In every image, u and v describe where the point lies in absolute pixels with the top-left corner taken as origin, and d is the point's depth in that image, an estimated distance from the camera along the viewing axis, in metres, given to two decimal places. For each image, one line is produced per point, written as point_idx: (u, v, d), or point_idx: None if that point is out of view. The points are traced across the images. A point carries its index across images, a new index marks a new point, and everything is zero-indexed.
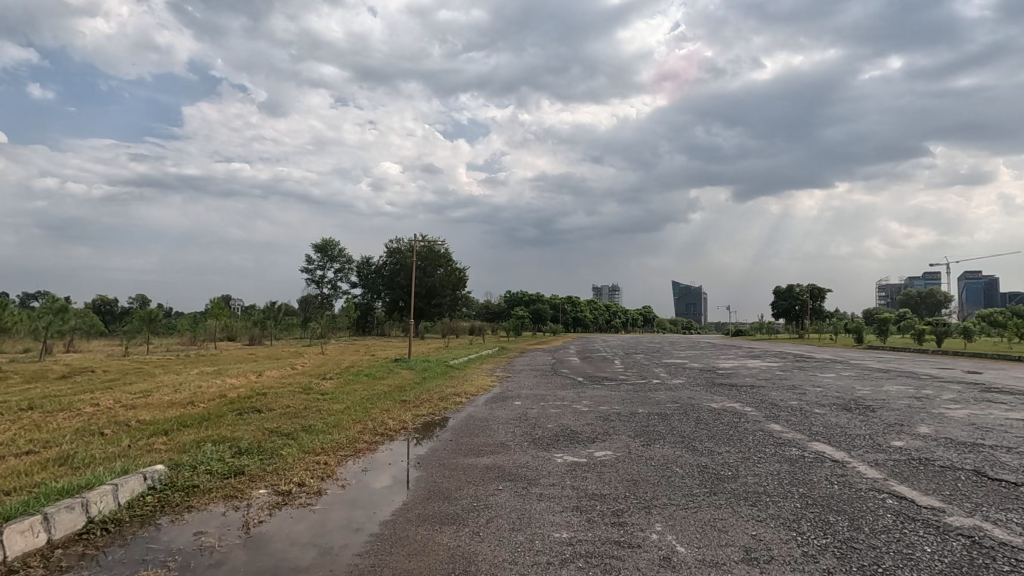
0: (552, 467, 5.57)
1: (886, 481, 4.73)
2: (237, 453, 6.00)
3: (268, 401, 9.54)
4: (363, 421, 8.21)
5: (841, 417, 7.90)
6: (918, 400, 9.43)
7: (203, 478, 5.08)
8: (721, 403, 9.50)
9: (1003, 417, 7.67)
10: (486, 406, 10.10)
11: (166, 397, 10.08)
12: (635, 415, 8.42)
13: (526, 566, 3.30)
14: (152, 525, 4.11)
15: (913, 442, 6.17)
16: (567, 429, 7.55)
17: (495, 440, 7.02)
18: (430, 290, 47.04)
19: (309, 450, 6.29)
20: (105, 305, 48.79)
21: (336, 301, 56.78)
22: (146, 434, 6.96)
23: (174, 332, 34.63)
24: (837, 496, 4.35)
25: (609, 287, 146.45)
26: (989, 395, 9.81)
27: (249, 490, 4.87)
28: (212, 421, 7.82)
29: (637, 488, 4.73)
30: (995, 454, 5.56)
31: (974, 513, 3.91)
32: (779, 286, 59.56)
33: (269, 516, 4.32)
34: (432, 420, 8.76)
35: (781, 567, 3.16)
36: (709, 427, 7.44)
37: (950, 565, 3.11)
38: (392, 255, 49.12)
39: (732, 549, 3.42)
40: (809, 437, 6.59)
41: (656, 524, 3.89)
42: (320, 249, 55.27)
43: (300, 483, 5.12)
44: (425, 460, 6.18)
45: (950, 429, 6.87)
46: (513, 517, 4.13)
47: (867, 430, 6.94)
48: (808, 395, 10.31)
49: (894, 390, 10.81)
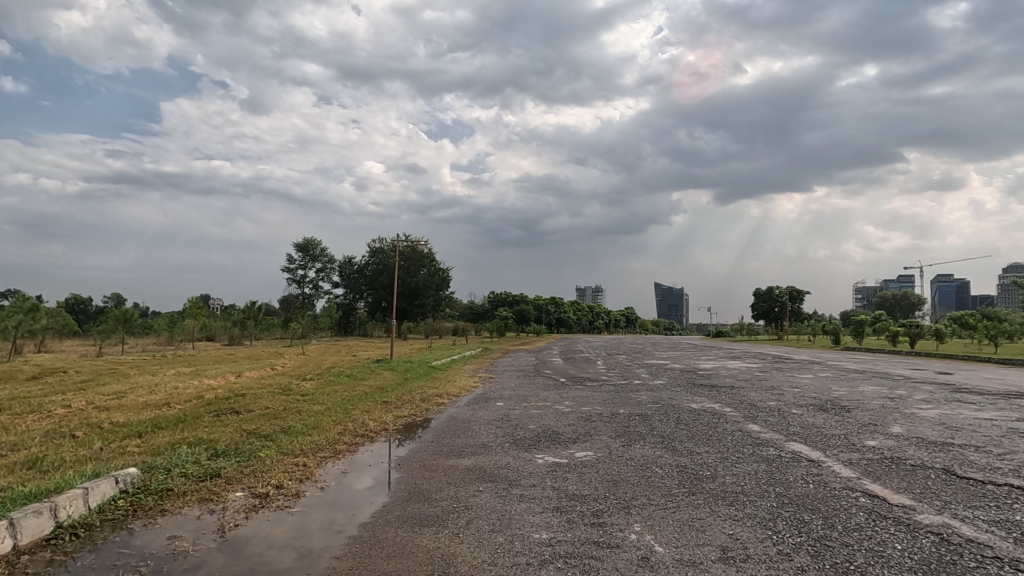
0: (532, 467, 5.60)
1: (859, 480, 4.81)
2: (213, 454, 5.92)
3: (246, 402, 9.48)
4: (343, 421, 8.19)
5: (817, 417, 8.07)
6: (891, 400, 9.72)
7: (178, 481, 4.99)
8: (701, 403, 9.67)
9: (973, 417, 7.90)
10: (469, 406, 10.19)
11: (141, 398, 9.88)
12: (617, 416, 8.54)
13: (505, 567, 3.30)
14: (124, 530, 4.02)
15: (886, 442, 6.29)
16: (549, 429, 7.61)
17: (477, 441, 7.05)
18: (412, 290, 46.95)
19: (289, 451, 6.23)
20: (79, 304, 47.78)
21: (317, 301, 56.34)
22: (119, 436, 6.79)
23: (150, 332, 34.04)
24: (812, 496, 4.42)
25: (592, 288, 147.32)
26: (959, 395, 10.14)
27: (225, 493, 4.79)
28: (188, 423, 7.66)
29: (617, 488, 4.77)
30: (964, 453, 5.71)
31: (944, 510, 4.01)
32: (759, 289, 60.73)
33: (245, 519, 4.24)
34: (413, 420, 8.79)
35: (756, 566, 3.20)
36: (689, 427, 7.55)
37: (919, 562, 3.19)
38: (375, 256, 48.94)
39: (709, 548, 3.46)
40: (785, 437, 6.70)
41: (635, 524, 3.92)
42: (302, 249, 54.64)
43: (278, 485, 5.05)
44: (406, 461, 6.16)
45: (921, 429, 7.04)
46: (493, 518, 4.14)
47: (842, 429, 7.09)
48: (784, 395, 10.60)
49: (868, 390, 11.13)
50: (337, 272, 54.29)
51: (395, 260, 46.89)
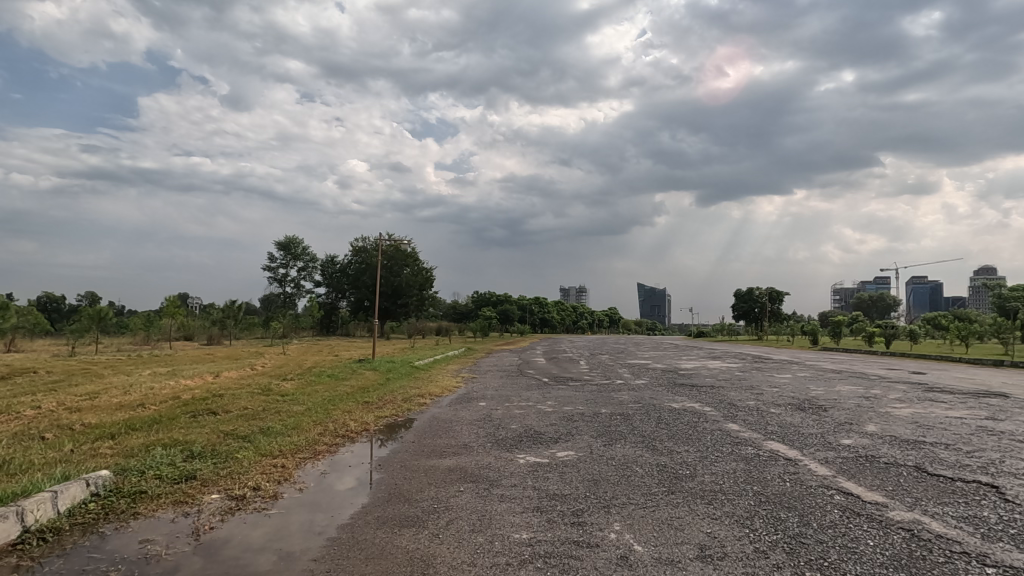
0: (514, 467, 5.59)
1: (835, 478, 4.91)
2: (189, 456, 5.80)
3: (224, 402, 9.33)
4: (324, 422, 8.09)
5: (795, 417, 8.17)
6: (867, 399, 9.86)
7: (151, 484, 4.88)
8: (681, 403, 9.72)
9: (945, 416, 8.06)
10: (451, 406, 10.14)
11: (115, 399, 9.71)
12: (599, 416, 8.55)
13: (485, 567, 3.29)
14: (95, 533, 3.94)
15: (861, 441, 6.41)
16: (531, 429, 7.61)
17: (459, 441, 7.03)
18: (396, 290, 46.66)
19: (267, 452, 6.13)
20: (51, 302, 46.70)
21: (299, 300, 55.68)
22: (91, 438, 6.65)
23: (125, 332, 33.28)
24: (788, 493, 4.49)
25: (576, 287, 147.97)
26: (932, 395, 10.36)
27: (200, 495, 4.71)
28: (164, 424, 7.53)
29: (598, 488, 4.77)
30: (936, 450, 5.85)
31: (915, 507, 4.11)
32: (740, 290, 61.58)
33: (220, 522, 4.18)
34: (395, 421, 8.73)
35: (733, 564, 3.23)
36: (669, 427, 7.58)
37: (891, 558, 3.25)
38: (358, 255, 48.46)
39: (687, 546, 3.49)
40: (764, 436, 6.77)
41: (615, 522, 3.95)
42: (283, 248, 53.92)
43: (255, 487, 4.97)
44: (387, 462, 6.13)
45: (894, 428, 7.18)
46: (473, 518, 4.13)
47: (818, 429, 7.18)
48: (764, 394, 10.69)
49: (845, 390, 11.28)
50: (319, 271, 53.70)
51: (378, 259, 46.51)
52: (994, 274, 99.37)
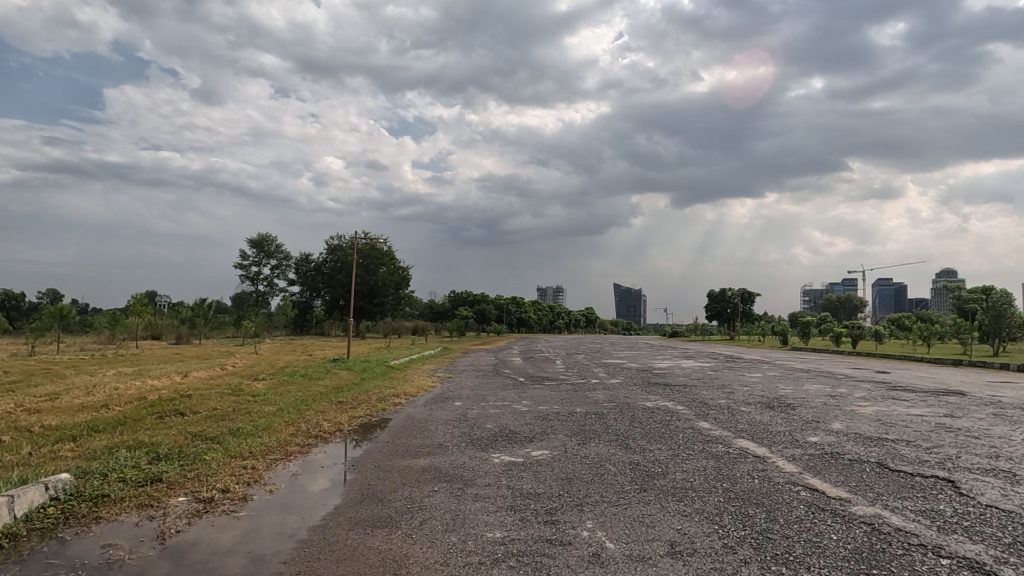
0: (488, 467, 5.58)
1: (801, 474, 5.04)
2: (154, 459, 5.65)
3: (192, 403, 9.08)
4: (295, 422, 7.95)
5: (763, 415, 8.34)
6: (833, 398, 10.13)
7: (115, 487, 4.75)
8: (654, 402, 9.79)
9: (906, 413, 8.37)
10: (425, 406, 10.05)
11: (78, 399, 9.44)
12: (573, 415, 8.56)
13: (457, 567, 3.28)
14: (54, 538, 3.81)
15: (827, 438, 6.59)
16: (506, 429, 7.60)
17: (433, 441, 7.01)
18: (372, 289, 46.23)
19: (236, 454, 6.01)
20: (10, 300, 45.03)
21: (271, 299, 54.62)
22: (51, 440, 6.44)
23: (88, 332, 32.10)
24: (757, 490, 4.59)
25: (553, 288, 148.52)
26: (895, 393, 10.69)
27: (166, 498, 4.60)
28: (129, 425, 7.35)
29: (571, 486, 4.80)
30: (897, 447, 6.05)
31: (876, 501, 4.24)
32: (713, 290, 62.71)
33: (187, 525, 4.09)
34: (369, 421, 8.64)
35: (702, 559, 3.30)
36: (642, 426, 7.66)
37: (852, 551, 3.35)
38: (333, 253, 47.72)
39: (657, 543, 3.54)
40: (734, 434, 6.92)
41: (588, 520, 3.97)
42: (256, 246, 52.94)
43: (224, 489, 4.87)
44: (360, 462, 6.09)
45: (858, 425, 7.41)
46: (447, 518, 4.12)
47: (787, 426, 7.37)
48: (735, 393, 10.85)
49: (813, 389, 11.53)
50: (293, 270, 52.75)
51: (354, 258, 45.96)
52: (953, 276, 103.47)
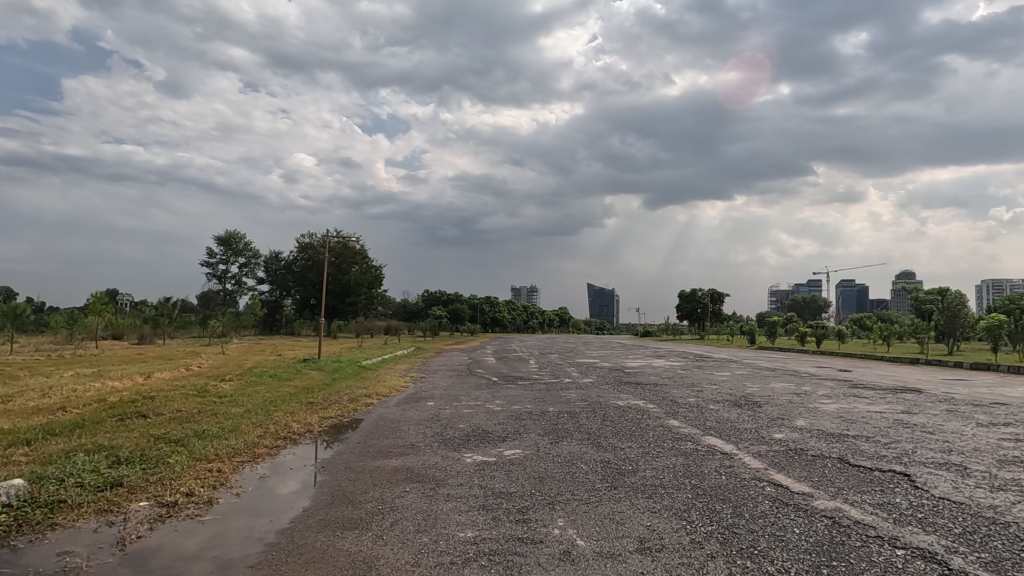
0: (460, 466, 5.56)
1: (766, 470, 5.17)
2: (115, 462, 5.47)
3: (155, 405, 8.77)
4: (263, 424, 7.78)
5: (731, 412, 8.55)
6: (798, 396, 10.43)
7: (72, 492, 4.57)
8: (626, 401, 9.92)
9: (865, 410, 8.68)
10: (398, 407, 9.96)
11: (33, 402, 9.05)
12: (546, 414, 8.61)
13: (428, 567, 3.27)
14: (6, 547, 3.66)
15: (791, 434, 6.78)
16: (478, 429, 7.59)
17: (406, 441, 6.96)
18: (344, 288, 45.63)
19: (201, 456, 5.87)
20: None
21: (239, 298, 53.34)
22: (2, 445, 6.15)
23: (43, 332, 30.81)
24: (724, 486, 4.69)
25: (527, 288, 148.97)
26: (856, 391, 11.06)
27: (127, 503, 4.46)
28: (88, 429, 7.07)
29: (543, 485, 4.84)
30: (857, 443, 6.27)
31: (836, 496, 4.38)
32: (684, 291, 63.78)
33: (149, 530, 3.97)
34: (340, 422, 8.51)
35: (670, 555, 3.36)
36: (614, 424, 7.77)
37: (814, 544, 3.46)
38: (303, 251, 46.84)
39: (627, 540, 3.59)
40: (703, 431, 7.06)
41: (559, 519, 4.00)
42: (223, 243, 51.66)
43: (189, 493, 4.75)
44: (330, 463, 6.01)
45: (821, 422, 7.65)
46: (418, 518, 4.10)
47: (753, 424, 7.56)
48: (704, 392, 11.05)
49: (779, 387, 11.83)
50: (262, 268, 51.66)
51: (325, 256, 45.27)
52: (911, 279, 107.52)
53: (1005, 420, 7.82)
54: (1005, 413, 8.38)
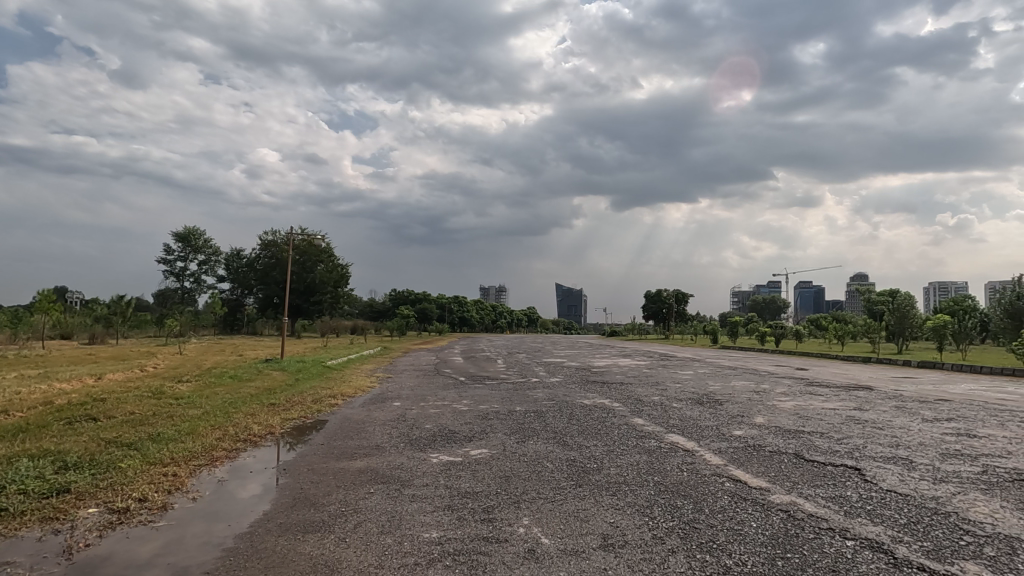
0: (425, 467, 5.53)
1: (726, 466, 5.31)
2: (61, 468, 5.23)
3: (106, 407, 8.42)
4: (222, 426, 7.55)
5: (694, 410, 8.73)
6: (758, 393, 10.72)
7: (14, 500, 4.36)
8: (592, 400, 10.02)
9: (821, 407, 8.99)
10: (364, 407, 9.80)
11: None
12: (513, 414, 8.64)
13: (392, 569, 3.24)
14: None
15: (750, 431, 6.98)
16: (445, 429, 7.55)
17: (371, 442, 6.86)
18: (308, 287, 44.71)
19: (155, 461, 5.65)
20: None
21: (199, 296, 51.70)
22: None
23: None
24: (685, 482, 4.80)
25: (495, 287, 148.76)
26: (812, 389, 11.42)
27: (74, 510, 4.27)
28: (32, 433, 6.74)
29: (508, 484, 4.85)
30: (813, 439, 6.50)
31: (791, 490, 4.54)
32: (650, 291, 64.90)
33: (99, 538, 3.81)
34: (303, 423, 8.33)
35: (632, 550, 3.42)
36: (580, 423, 7.83)
37: (770, 537, 3.57)
38: (267, 248, 45.67)
39: (591, 536, 3.64)
40: (666, 429, 7.20)
41: (524, 518, 4.02)
42: (181, 239, 49.95)
43: (141, 499, 4.57)
44: (293, 465, 5.87)
45: (778, 419, 7.89)
46: (382, 519, 4.06)
47: (714, 421, 7.74)
48: (668, 390, 11.25)
49: (740, 385, 12.14)
50: (223, 265, 50.19)
51: (289, 255, 44.26)
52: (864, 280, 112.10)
53: (948, 415, 8.23)
54: (947, 409, 8.82)
